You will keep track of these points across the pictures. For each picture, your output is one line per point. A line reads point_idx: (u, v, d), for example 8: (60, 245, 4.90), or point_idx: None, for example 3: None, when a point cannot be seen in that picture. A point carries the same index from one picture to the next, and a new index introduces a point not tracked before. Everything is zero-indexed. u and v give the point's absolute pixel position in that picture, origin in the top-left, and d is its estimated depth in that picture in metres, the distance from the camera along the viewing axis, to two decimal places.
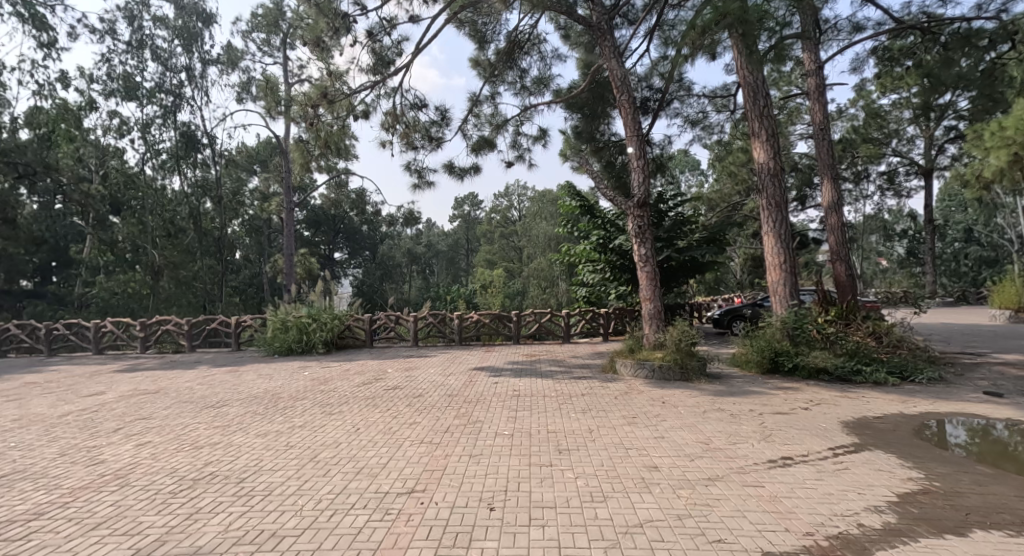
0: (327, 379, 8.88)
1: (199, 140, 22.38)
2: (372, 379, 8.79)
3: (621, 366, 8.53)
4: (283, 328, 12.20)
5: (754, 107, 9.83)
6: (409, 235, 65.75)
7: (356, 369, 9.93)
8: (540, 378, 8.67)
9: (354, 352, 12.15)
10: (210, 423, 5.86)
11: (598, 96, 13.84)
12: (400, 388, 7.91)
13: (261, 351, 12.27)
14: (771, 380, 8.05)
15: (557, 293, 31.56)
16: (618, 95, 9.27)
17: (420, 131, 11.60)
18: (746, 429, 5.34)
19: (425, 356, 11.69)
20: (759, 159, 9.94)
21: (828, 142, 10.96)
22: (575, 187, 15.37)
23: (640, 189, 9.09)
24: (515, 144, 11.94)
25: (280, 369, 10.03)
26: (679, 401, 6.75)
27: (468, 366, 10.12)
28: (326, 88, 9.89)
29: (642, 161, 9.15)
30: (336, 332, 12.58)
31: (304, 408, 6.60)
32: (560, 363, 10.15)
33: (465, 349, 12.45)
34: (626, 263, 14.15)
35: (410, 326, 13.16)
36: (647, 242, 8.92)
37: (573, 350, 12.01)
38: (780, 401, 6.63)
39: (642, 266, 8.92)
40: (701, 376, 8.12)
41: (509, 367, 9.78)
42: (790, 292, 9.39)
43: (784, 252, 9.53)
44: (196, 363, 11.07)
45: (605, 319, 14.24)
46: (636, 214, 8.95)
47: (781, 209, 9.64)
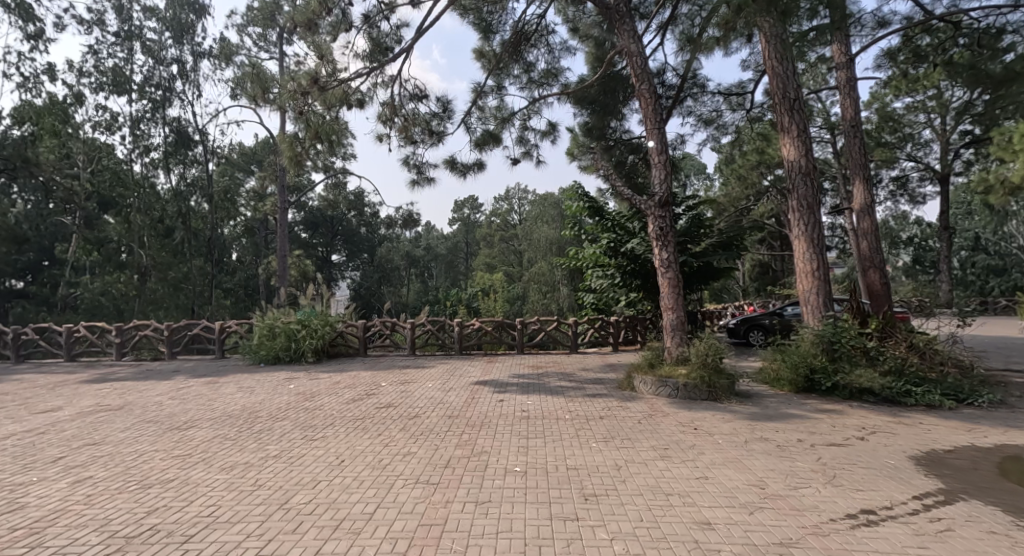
0: (314, 394, 8.02)
1: (191, 136, 21.59)
2: (363, 395, 7.92)
3: (641, 383, 7.70)
4: (270, 335, 11.39)
5: (783, 100, 9.05)
6: (408, 238, 64.86)
7: (346, 382, 9.06)
8: (550, 396, 7.82)
9: (346, 362, 11.28)
10: (169, 451, 5.00)
11: (609, 91, 13.06)
12: (394, 407, 7.05)
13: (246, 359, 11.42)
14: (809, 400, 7.21)
15: (558, 298, 30.68)
16: (638, 84, 8.48)
17: (420, 124, 10.83)
18: (803, 468, 4.49)
19: (422, 367, 10.82)
20: (789, 157, 9.11)
21: (860, 140, 10.15)
22: (582, 186, 14.58)
23: (661, 187, 8.27)
24: (522, 140, 11.17)
25: (263, 381, 9.17)
26: (713, 427, 5.90)
27: (470, 380, 9.26)
28: (317, 74, 9.05)
29: (664, 156, 8.33)
30: (327, 340, 11.73)
31: (283, 431, 5.73)
32: (569, 377, 9.30)
33: (466, 360, 11.60)
34: (637, 268, 13.31)
35: (407, 333, 12.30)
36: (669, 244, 8.09)
37: (582, 362, 11.16)
38: (830, 428, 5.78)
39: (663, 271, 8.09)
40: (730, 396, 7.29)
41: (515, 382, 8.94)
42: (824, 302, 8.56)
43: (817, 259, 8.69)
44: (173, 373, 10.21)
45: (615, 328, 13.38)
46: (657, 213, 8.12)
47: (814, 211, 8.81)
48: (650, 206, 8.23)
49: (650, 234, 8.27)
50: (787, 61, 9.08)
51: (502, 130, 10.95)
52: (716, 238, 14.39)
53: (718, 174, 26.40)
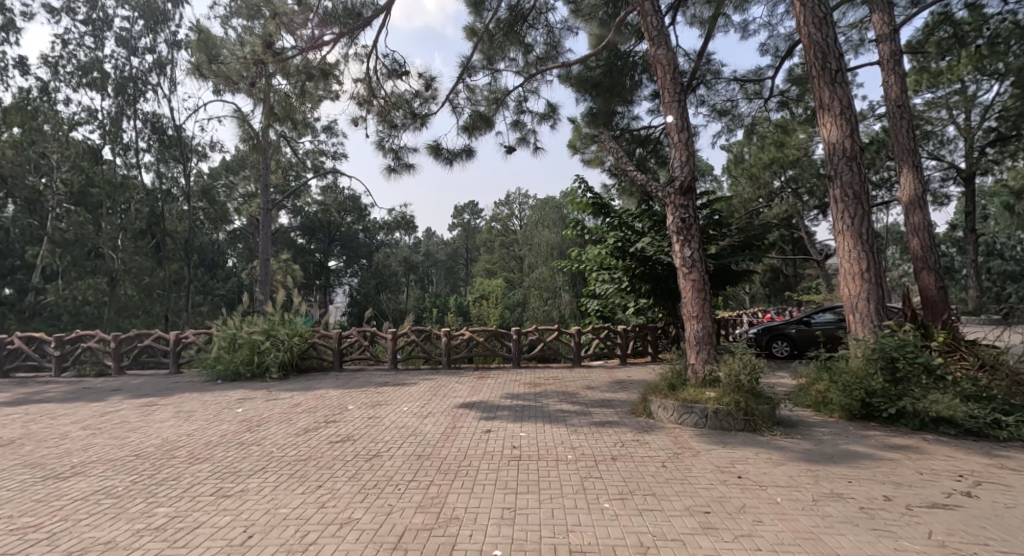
0: (261, 421, 6.58)
1: (168, 131, 20.33)
2: (320, 423, 6.50)
3: (660, 408, 6.30)
4: (232, 347, 10.07)
5: (823, 71, 7.63)
6: (406, 244, 63.81)
7: (306, 405, 7.63)
8: (548, 424, 6.37)
9: (316, 379, 9.89)
10: (11, 519, 3.56)
11: (614, 74, 11.77)
12: (352, 441, 5.61)
13: (202, 375, 9.99)
14: (870, 432, 5.80)
15: (559, 304, 29.28)
16: (654, 48, 7.09)
17: (401, 106, 9.52)
18: (916, 552, 3.06)
19: (402, 385, 9.41)
20: (829, 138, 7.67)
21: (907, 121, 8.73)
22: (585, 180, 13.26)
23: (681, 170, 6.86)
24: (517, 124, 9.83)
25: (210, 402, 7.76)
26: (762, 473, 4.48)
27: (453, 401, 7.85)
28: (272, 38, 7.47)
29: (685, 133, 6.93)
30: (297, 352, 10.32)
31: (190, 482, 4.29)
32: (572, 399, 7.86)
33: (454, 375, 10.18)
34: (648, 272, 11.93)
35: (388, 345, 10.93)
36: (693, 239, 6.69)
37: (586, 379, 9.75)
38: (919, 476, 4.35)
39: (686, 272, 6.69)
40: (772, 426, 5.85)
41: (508, 404, 7.51)
42: (876, 309, 7.12)
43: (867, 257, 7.25)
44: (111, 393, 8.83)
45: (623, 339, 11.91)
46: (679, 201, 6.72)
47: (862, 201, 7.39)
48: (670, 193, 6.84)
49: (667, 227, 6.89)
50: (827, 25, 7.66)
51: (496, 112, 9.65)
52: (735, 238, 13.03)
53: (726, 174, 25.11)
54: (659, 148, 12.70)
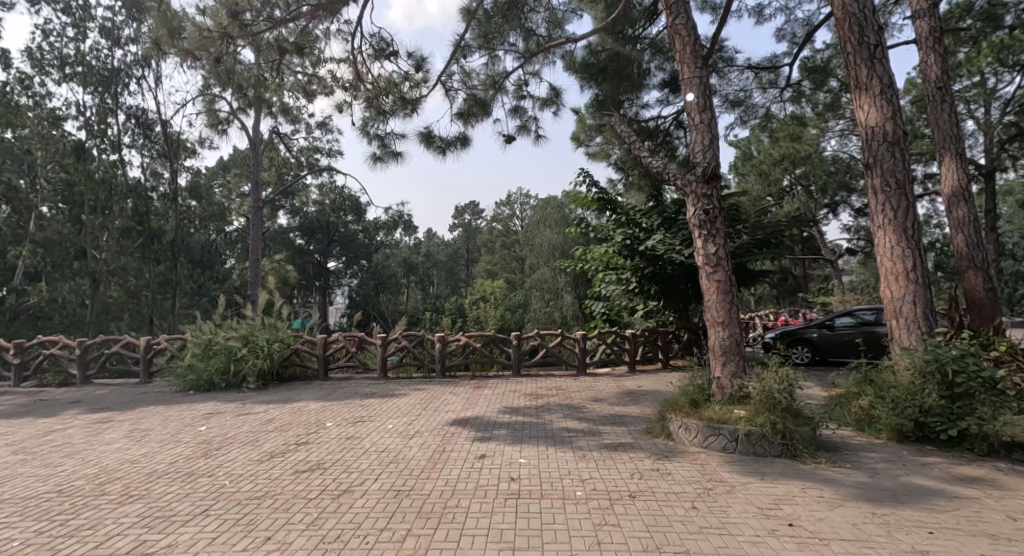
0: (223, 442, 5.73)
1: (153, 125, 19.53)
2: (290, 446, 5.64)
3: (682, 430, 5.46)
4: (206, 355, 9.27)
5: (860, 46, 6.76)
6: (407, 245, 63.05)
7: (278, 422, 6.78)
8: (552, 447, 5.52)
9: (297, 389, 9.07)
10: None
11: (621, 59, 10.98)
12: (322, 471, 4.75)
13: (173, 386, 9.16)
14: (930, 459, 4.94)
15: (562, 306, 28.45)
16: (671, 17, 6.21)
17: (390, 90, 8.71)
18: None
19: (391, 397, 8.56)
20: (867, 121, 6.80)
21: (949, 105, 7.87)
22: (590, 175, 12.45)
23: (703, 156, 6.00)
24: (517, 110, 9.01)
25: (172, 418, 6.91)
26: (817, 519, 3.61)
27: (445, 417, 7.00)
28: (239, 5, 6.62)
29: (708, 113, 6.05)
30: (278, 360, 9.49)
31: (104, 536, 3.42)
32: (578, 415, 7.01)
33: (448, 385, 9.33)
34: (658, 272, 11.15)
35: (377, 352, 10.11)
36: (718, 232, 5.83)
37: (593, 390, 8.89)
38: (1017, 525, 3.48)
39: (710, 272, 5.81)
40: (816, 452, 4.99)
41: (506, 422, 6.66)
42: (925, 313, 6.26)
43: (913, 254, 6.40)
44: (69, 405, 8.03)
45: (631, 344, 11.07)
46: (702, 190, 5.88)
47: (907, 191, 6.54)
48: (690, 181, 5.97)
49: (687, 220, 6.03)
50: None
51: (494, 96, 8.82)
52: (749, 236, 12.21)
53: (734, 171, 24.24)
54: (668, 140, 11.93)
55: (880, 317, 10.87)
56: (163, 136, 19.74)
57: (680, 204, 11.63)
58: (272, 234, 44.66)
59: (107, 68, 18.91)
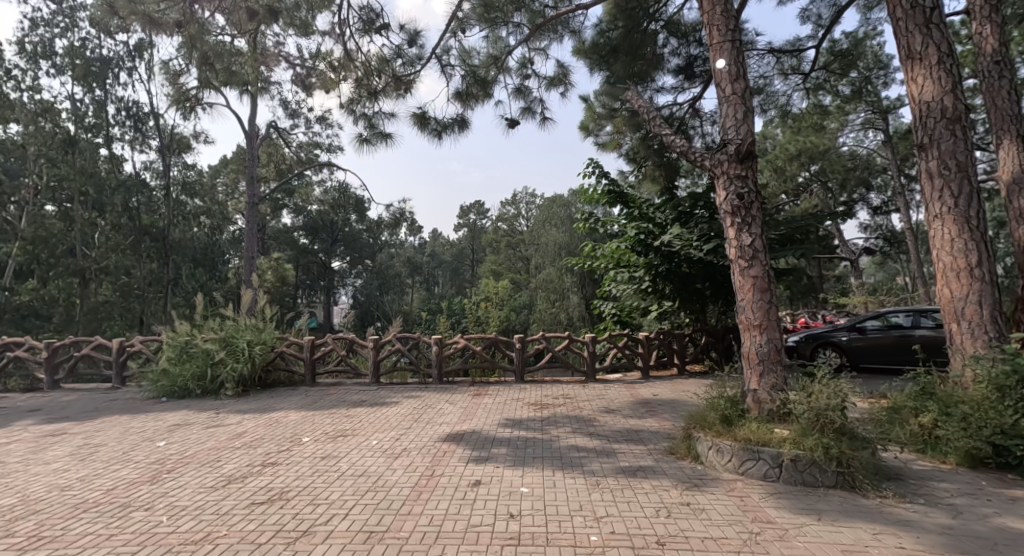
0: (177, 462, 4.94)
1: (146, 118, 18.92)
2: (255, 467, 4.84)
3: (714, 453, 4.62)
4: (182, 359, 8.53)
5: (914, 9, 5.89)
6: (411, 244, 62.44)
7: (250, 437, 5.99)
8: (559, 471, 4.70)
9: (280, 396, 8.28)
10: None
11: (634, 39, 10.11)
12: (283, 504, 3.92)
13: (145, 392, 8.42)
14: (1018, 492, 4.07)
15: (568, 306, 27.59)
16: None
17: (382, 68, 7.94)
18: None
19: (380, 406, 7.76)
20: (921, 96, 5.92)
21: (1008, 81, 6.96)
22: (599, 165, 11.64)
23: (737, 131, 5.12)
24: (521, 90, 8.24)
25: (130, 432, 6.13)
26: None
27: (438, 431, 6.19)
28: None
29: (742, 83, 5.17)
30: (260, 364, 8.73)
31: None
32: (588, 430, 6.19)
33: (445, 393, 8.52)
34: (673, 270, 10.34)
35: (369, 356, 9.32)
36: (754, 220, 4.96)
37: (604, 399, 8.06)
38: None
39: (745, 266, 4.94)
40: (878, 482, 4.13)
41: (507, 438, 5.84)
42: (993, 316, 5.38)
43: (977, 247, 5.52)
44: (26, 413, 7.30)
45: (644, 348, 10.20)
46: (735, 170, 5.01)
47: (970, 175, 5.66)
48: (721, 161, 5.10)
49: (717, 206, 5.16)
50: None
51: (496, 76, 8.04)
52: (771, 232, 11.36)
53: None
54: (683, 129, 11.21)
55: (917, 320, 9.94)
56: (155, 129, 19.13)
57: (696, 197, 10.94)
58: (275, 233, 44.06)
59: (99, 58, 18.33)
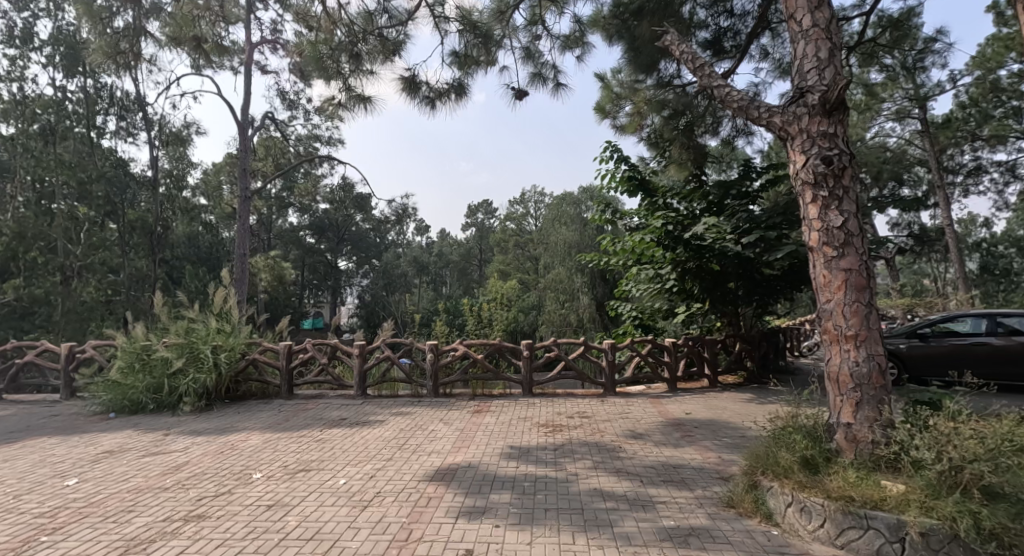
0: (71, 516, 3.71)
1: (132, 106, 17.82)
2: (173, 523, 3.61)
3: (802, 513, 3.31)
4: (136, 369, 7.37)
5: None
6: (418, 244, 61.32)
7: (189, 470, 4.77)
8: (580, 537, 3.42)
9: (247, 414, 7.09)
10: None
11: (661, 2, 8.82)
12: None
13: (92, 406, 7.26)
14: None
15: (578, 308, 26.25)
16: None
17: (365, 25, 6.70)
18: None
19: (362, 427, 6.52)
20: None
21: None
22: (617, 150, 10.38)
23: (819, 77, 3.80)
24: (531, 53, 7.01)
25: (42, 463, 4.94)
26: None
27: (426, 465, 4.93)
28: None
29: (826, 12, 3.85)
30: (227, 375, 7.54)
31: None
32: (613, 465, 4.90)
33: (441, 410, 7.28)
34: (702, 267, 9.06)
35: (355, 365, 8.13)
36: (846, 195, 3.65)
37: (628, 420, 6.76)
38: None
39: (832, 256, 3.63)
40: None
41: (512, 479, 4.56)
42: None
43: None
44: None
45: (672, 357, 8.88)
46: (820, 127, 3.69)
47: None
48: (799, 115, 3.80)
49: (791, 177, 3.86)
50: None
51: (500, 36, 6.80)
52: None
53: None
54: (712, 111, 9.99)
55: (982, 324, 8.55)
56: (143, 118, 18.04)
57: (725, 186, 9.78)
58: (279, 232, 43.10)
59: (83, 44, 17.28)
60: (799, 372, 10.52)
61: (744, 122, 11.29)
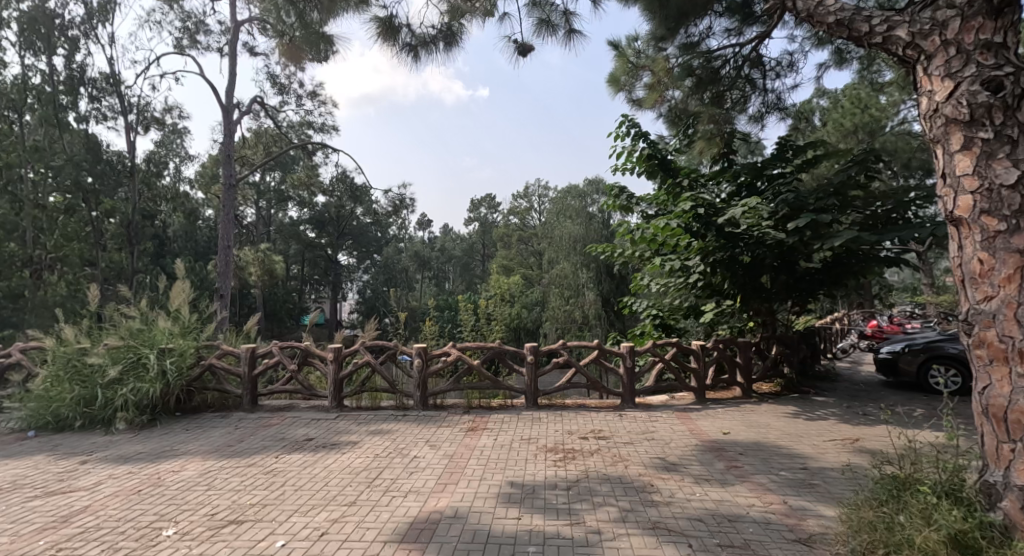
0: None
1: (106, 86, 16.53)
2: None
3: None
4: (66, 378, 6.18)
5: None
6: (420, 240, 60.06)
7: (77, 524, 3.56)
8: None
9: (196, 431, 5.91)
10: None
11: None
12: None
13: (13, 422, 6.10)
14: None
15: (583, 304, 25.01)
16: None
17: None
18: None
19: (331, 451, 5.31)
20: None
21: None
22: (635, 125, 9.15)
23: None
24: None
25: None
26: None
27: (398, 517, 3.71)
28: None
29: None
30: (177, 383, 6.37)
31: None
32: (648, 517, 3.67)
33: (429, 428, 6.07)
34: (734, 258, 7.82)
35: (329, 372, 6.94)
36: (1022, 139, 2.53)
37: (655, 443, 5.53)
38: None
39: (999, 231, 2.50)
40: None
41: (511, 544, 3.29)
42: None
43: None
44: None
45: (700, 363, 7.66)
46: (981, 35, 2.61)
47: None
48: (942, 22, 2.72)
49: (927, 116, 2.79)
50: None
51: None
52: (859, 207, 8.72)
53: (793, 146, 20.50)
54: (738, 84, 8.76)
55: None
56: (117, 99, 16.72)
57: (760, 165, 8.51)
58: (278, 227, 41.91)
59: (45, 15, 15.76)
60: (839, 378, 9.27)
61: (775, 97, 10.02)
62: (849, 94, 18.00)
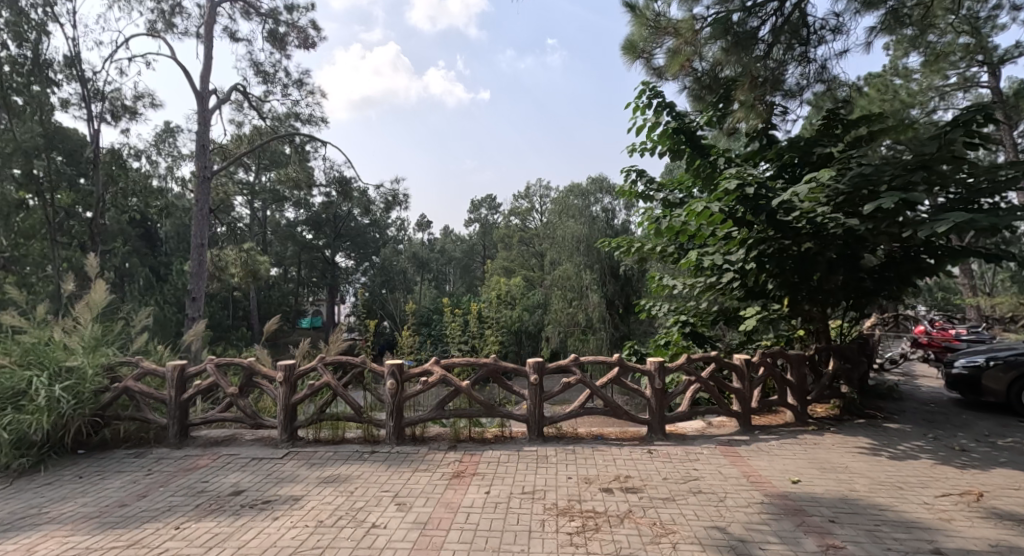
0: None
1: (68, 70, 15.07)
2: None
3: None
4: None
5: None
6: (419, 241, 58.64)
7: None
8: None
9: (88, 480, 4.43)
10: None
11: None
12: None
13: None
14: None
15: (587, 307, 23.47)
16: None
17: None
18: None
19: (258, 514, 3.83)
20: None
21: None
22: (659, 96, 7.67)
23: None
24: None
25: None
26: None
27: None
28: None
29: None
30: (75, 414, 4.91)
31: None
32: None
33: (399, 475, 4.59)
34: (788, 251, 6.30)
35: (278, 396, 5.46)
36: None
37: (705, 501, 4.04)
38: None
39: None
40: None
41: None
42: None
43: None
44: None
45: (745, 383, 6.16)
46: None
47: None
48: None
49: None
50: None
51: None
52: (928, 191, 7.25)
53: None
54: (780, 48, 7.28)
55: None
56: (79, 84, 15.24)
57: (811, 140, 7.02)
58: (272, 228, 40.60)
59: None
60: (902, 396, 7.76)
61: (818, 67, 8.51)
62: (880, 79, 16.51)
